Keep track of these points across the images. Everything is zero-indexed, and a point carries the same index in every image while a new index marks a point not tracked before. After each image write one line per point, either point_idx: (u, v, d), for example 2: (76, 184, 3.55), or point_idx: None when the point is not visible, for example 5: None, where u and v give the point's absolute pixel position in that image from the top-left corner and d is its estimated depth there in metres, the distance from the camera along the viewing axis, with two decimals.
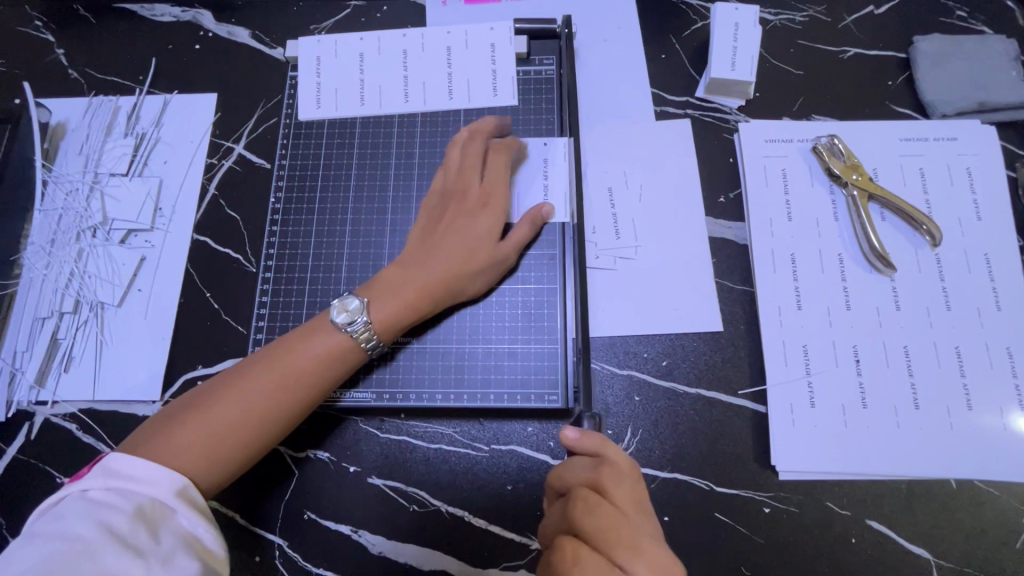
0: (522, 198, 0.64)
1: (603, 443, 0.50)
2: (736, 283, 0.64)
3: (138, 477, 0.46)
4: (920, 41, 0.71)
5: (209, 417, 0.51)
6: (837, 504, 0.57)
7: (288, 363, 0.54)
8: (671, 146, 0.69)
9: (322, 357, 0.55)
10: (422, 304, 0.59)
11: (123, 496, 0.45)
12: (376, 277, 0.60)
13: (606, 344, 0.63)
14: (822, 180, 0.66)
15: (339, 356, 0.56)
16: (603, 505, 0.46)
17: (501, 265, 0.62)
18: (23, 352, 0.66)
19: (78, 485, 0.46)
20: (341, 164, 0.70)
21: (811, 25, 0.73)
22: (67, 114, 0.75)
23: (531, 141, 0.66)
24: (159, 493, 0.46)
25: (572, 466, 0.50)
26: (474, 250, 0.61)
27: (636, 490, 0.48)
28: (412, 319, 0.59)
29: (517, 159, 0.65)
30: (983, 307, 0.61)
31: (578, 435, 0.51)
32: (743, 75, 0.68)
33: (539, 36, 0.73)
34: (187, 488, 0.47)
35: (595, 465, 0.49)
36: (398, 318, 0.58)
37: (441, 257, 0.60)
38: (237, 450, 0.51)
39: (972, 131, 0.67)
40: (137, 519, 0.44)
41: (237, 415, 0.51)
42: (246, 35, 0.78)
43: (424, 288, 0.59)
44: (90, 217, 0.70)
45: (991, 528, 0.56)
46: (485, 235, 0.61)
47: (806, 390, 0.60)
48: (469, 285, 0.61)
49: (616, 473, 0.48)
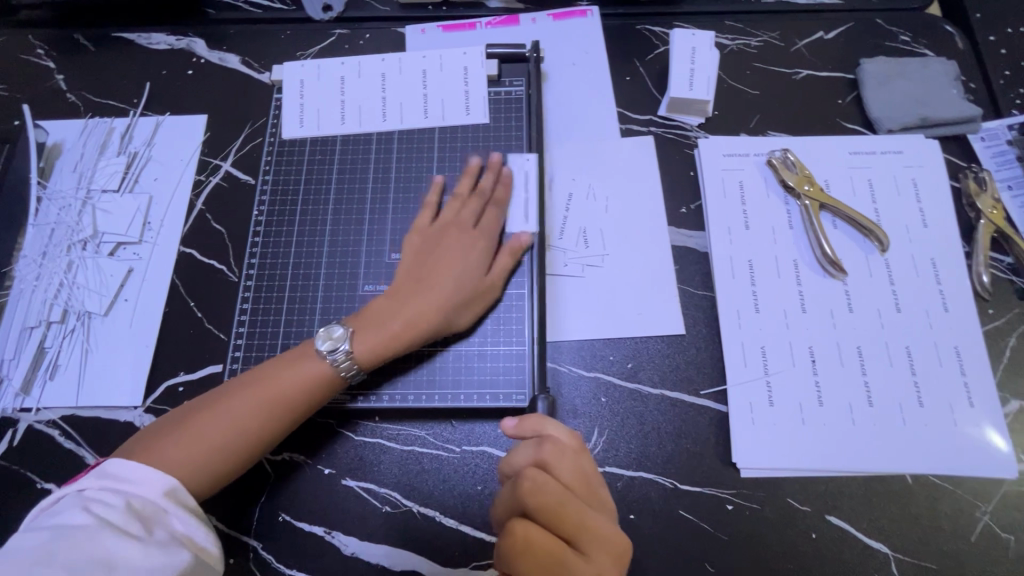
0: (497, 229, 0.67)
1: (543, 423, 0.53)
2: (698, 288, 0.67)
3: (130, 479, 0.49)
4: (866, 62, 0.75)
5: (202, 427, 0.53)
6: (798, 500, 0.59)
7: (277, 384, 0.56)
8: (635, 161, 0.73)
9: (311, 381, 0.57)
10: (406, 335, 0.60)
11: (118, 493, 0.48)
12: (365, 309, 0.62)
13: (574, 347, 0.66)
14: (777, 191, 0.70)
15: (324, 381, 0.58)
16: (552, 483, 0.48)
17: (485, 296, 0.65)
18: (10, 360, 0.69)
19: (74, 486, 0.49)
20: (322, 178, 0.74)
21: (765, 49, 0.78)
22: (63, 135, 0.79)
23: (491, 171, 0.69)
24: (150, 491, 0.49)
25: (517, 451, 0.52)
26: (460, 286, 0.63)
27: (579, 462, 0.51)
28: (396, 350, 0.60)
29: (484, 190, 0.68)
30: (931, 308, 0.64)
31: (516, 423, 0.54)
32: (701, 94, 0.73)
33: (510, 60, 0.77)
34: (177, 490, 0.50)
35: (538, 443, 0.51)
36: (382, 348, 0.60)
37: (423, 290, 0.62)
38: (227, 461, 0.54)
39: (916, 145, 0.71)
40: (132, 514, 0.46)
41: (227, 427, 0.54)
42: (236, 61, 0.82)
43: (408, 320, 0.61)
44: (81, 231, 0.73)
45: (947, 521, 0.58)
46: (468, 266, 0.64)
47: (765, 389, 0.62)
48: (453, 316, 0.63)
49: (558, 450, 0.51)
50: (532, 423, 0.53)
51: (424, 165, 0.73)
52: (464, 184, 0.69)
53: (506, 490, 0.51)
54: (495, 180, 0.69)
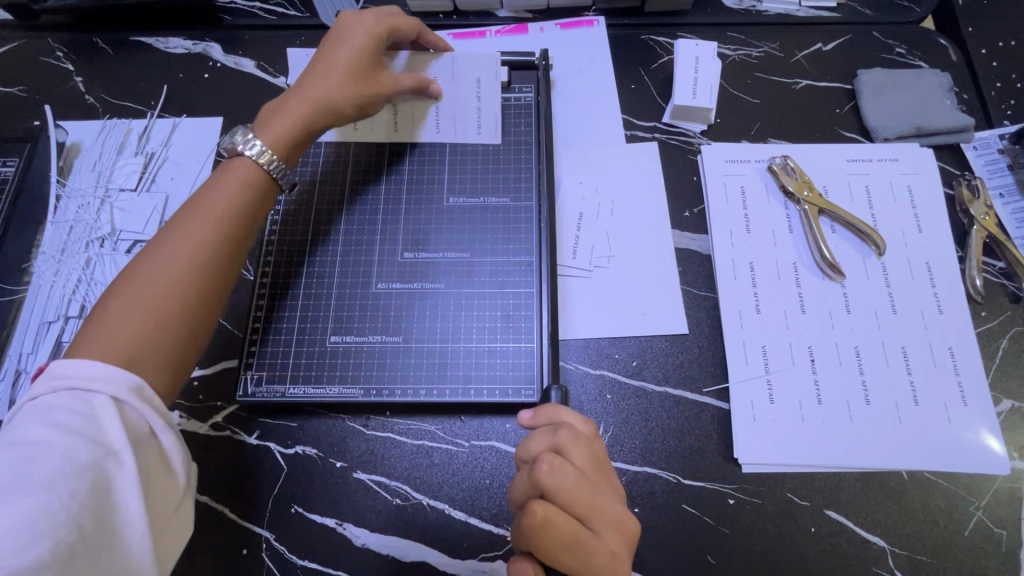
0: (387, 84, 0.69)
1: (556, 411, 0.55)
2: (701, 289, 0.69)
3: (80, 376, 0.46)
4: (863, 74, 0.78)
5: (135, 274, 0.52)
6: (797, 495, 0.61)
7: (212, 204, 0.57)
8: (640, 166, 0.75)
9: (243, 176, 0.59)
10: (300, 110, 0.64)
11: (74, 398, 0.45)
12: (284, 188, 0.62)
13: (580, 346, 0.68)
14: (777, 197, 0.72)
15: (253, 180, 0.60)
16: (569, 468, 0.50)
17: (359, 97, 0.67)
18: (28, 354, 0.70)
19: (28, 393, 0.46)
20: (336, 180, 0.75)
21: (766, 59, 0.81)
22: (82, 135, 0.81)
23: (414, 77, 0.71)
24: (110, 389, 0.46)
25: (534, 438, 0.53)
26: (332, 83, 0.65)
27: (591, 448, 0.52)
28: (293, 126, 0.63)
29: (418, 78, 0.72)
30: (926, 310, 0.66)
31: (532, 414, 0.55)
32: (704, 102, 0.75)
33: (519, 67, 0.80)
34: (142, 388, 0.47)
35: (553, 430, 0.53)
36: (281, 124, 0.63)
37: (301, 84, 0.65)
38: (166, 286, 0.52)
39: (912, 153, 0.73)
40: (94, 417, 0.44)
41: (165, 258, 0.53)
42: (251, 66, 0.85)
43: (305, 98, 0.64)
44: (99, 228, 0.75)
45: (942, 516, 0.60)
46: (345, 69, 0.66)
47: (765, 387, 0.64)
48: (333, 97, 0.65)
49: (574, 436, 0.52)
50: (546, 414, 0.55)
51: (436, 168, 0.75)
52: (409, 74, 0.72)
53: (522, 474, 0.52)
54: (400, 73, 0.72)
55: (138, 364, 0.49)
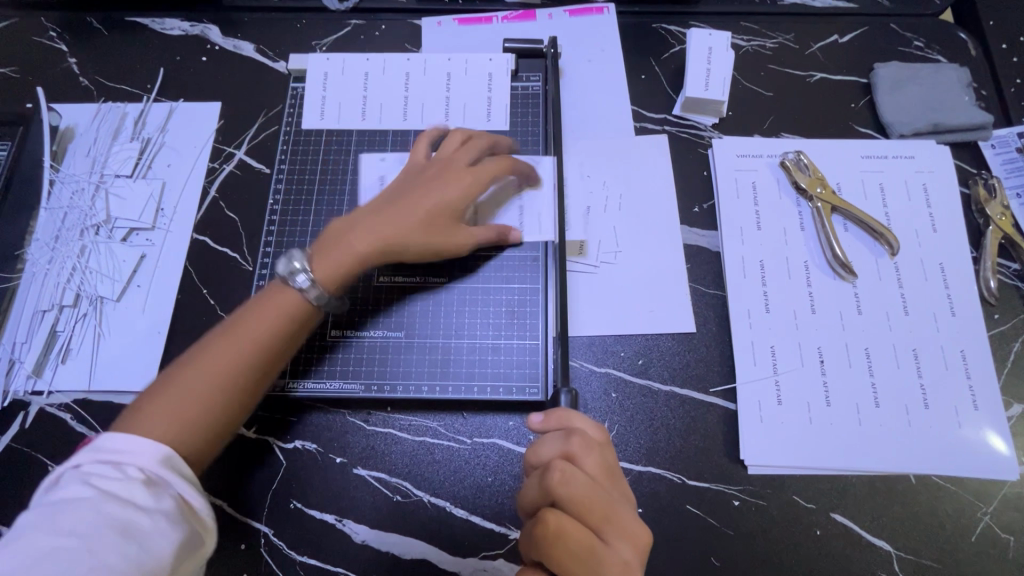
0: (493, 174, 0.66)
1: (567, 417, 0.53)
2: (709, 287, 0.68)
3: (123, 450, 0.45)
4: (880, 67, 0.76)
5: (170, 390, 0.50)
6: (803, 497, 0.60)
7: (252, 317, 0.54)
8: (649, 159, 0.73)
9: (286, 305, 0.56)
10: (358, 251, 0.60)
11: (114, 467, 0.44)
12: (328, 234, 0.61)
13: (585, 343, 0.66)
14: (790, 193, 0.71)
15: (298, 309, 0.56)
16: (580, 476, 0.49)
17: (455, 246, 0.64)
18: (22, 343, 0.69)
19: (70, 463, 0.45)
20: (338, 169, 0.74)
21: (780, 51, 0.79)
22: (77, 118, 0.79)
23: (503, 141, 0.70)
24: (146, 463, 0.45)
25: (544, 443, 0.52)
26: (434, 214, 0.63)
27: (604, 456, 0.51)
28: (347, 261, 0.59)
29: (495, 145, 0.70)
30: (938, 311, 0.65)
31: (543, 418, 0.54)
32: (716, 94, 0.73)
33: (527, 55, 0.78)
34: (172, 457, 0.47)
35: (564, 436, 0.52)
36: (334, 255, 0.59)
37: (400, 211, 0.62)
38: (213, 402, 0.50)
39: (928, 150, 0.72)
40: (131, 483, 0.44)
41: (203, 374, 0.51)
42: (251, 49, 0.82)
43: (364, 234, 0.61)
44: (94, 215, 0.73)
45: (948, 521, 0.59)
46: (446, 201, 0.63)
47: (773, 388, 0.63)
48: (410, 245, 0.62)
49: (586, 443, 0.51)
50: (557, 419, 0.54)
51: None
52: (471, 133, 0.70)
53: (532, 481, 0.51)
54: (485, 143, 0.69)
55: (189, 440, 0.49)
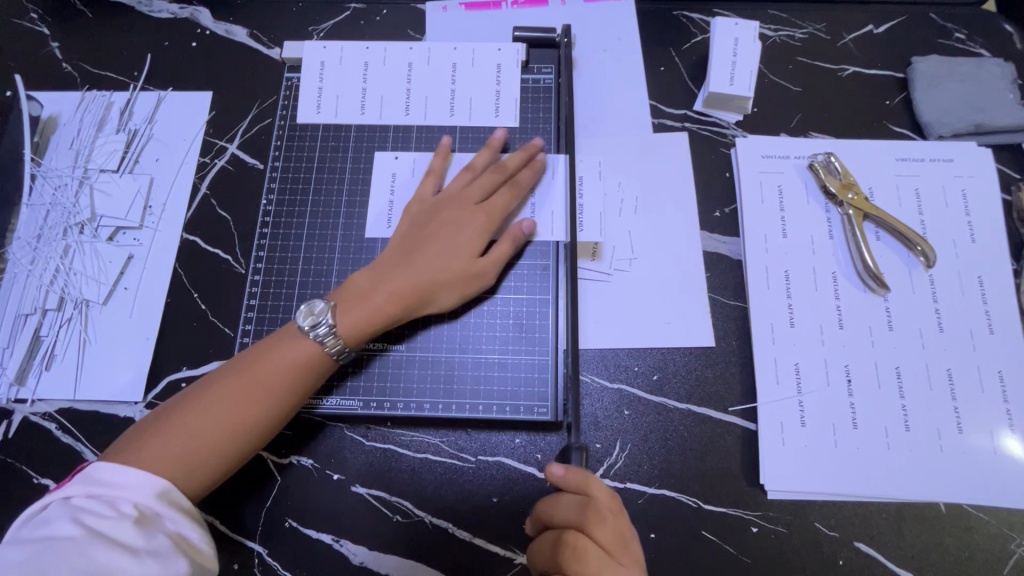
0: (505, 212, 0.63)
1: (587, 480, 0.49)
2: (729, 298, 0.64)
3: (118, 485, 0.46)
4: (919, 61, 0.71)
5: (178, 431, 0.50)
6: (826, 525, 0.57)
7: (267, 364, 0.53)
8: (667, 159, 0.69)
9: (304, 359, 0.54)
10: (391, 309, 0.57)
11: (106, 502, 0.45)
12: (347, 284, 0.59)
13: (597, 356, 0.63)
14: (818, 198, 0.66)
15: (314, 363, 0.55)
16: (590, 550, 0.47)
17: (480, 279, 0.61)
18: (4, 348, 0.65)
19: (60, 493, 0.46)
20: (336, 166, 0.69)
21: (810, 42, 0.73)
22: (59, 108, 0.74)
23: (523, 151, 0.65)
24: (139, 497, 0.46)
25: (559, 505, 0.50)
26: (454, 262, 0.60)
27: (617, 523, 0.49)
28: (381, 324, 0.57)
29: (504, 168, 0.64)
30: (975, 328, 0.61)
31: (563, 473, 0.49)
32: (741, 89, 0.68)
33: (539, 45, 0.72)
34: (167, 492, 0.47)
35: (582, 506, 0.49)
36: (367, 322, 0.56)
37: (419, 265, 0.59)
38: (219, 450, 0.51)
39: (968, 153, 0.67)
40: (122, 520, 0.44)
41: (213, 422, 0.51)
42: (244, 35, 0.77)
43: (395, 293, 0.58)
44: (78, 213, 0.69)
45: (979, 552, 0.56)
46: (465, 247, 0.61)
47: (797, 408, 0.59)
48: (443, 294, 0.60)
49: (600, 514, 0.48)
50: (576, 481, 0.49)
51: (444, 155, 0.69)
52: (477, 158, 0.66)
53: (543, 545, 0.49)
54: (517, 161, 0.65)
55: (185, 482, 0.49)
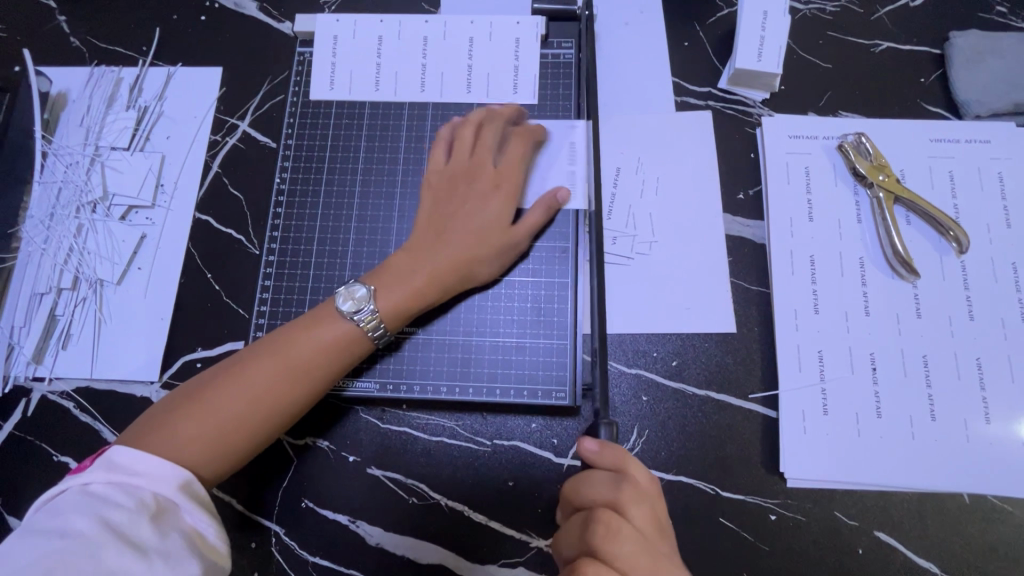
0: (529, 178, 0.62)
1: (624, 458, 0.49)
2: (752, 283, 0.62)
3: (142, 474, 0.45)
4: (957, 36, 0.68)
5: (211, 413, 0.49)
6: (846, 514, 0.56)
7: (299, 349, 0.53)
8: (690, 139, 0.66)
9: (334, 345, 0.54)
10: (431, 291, 0.57)
11: (125, 491, 0.44)
12: (382, 265, 0.58)
13: (616, 341, 0.61)
14: (847, 180, 0.64)
15: (347, 348, 0.54)
16: (625, 528, 0.45)
17: (515, 248, 0.60)
18: (20, 327, 0.65)
19: (77, 479, 0.44)
20: (350, 144, 0.68)
21: (842, 16, 0.70)
22: (68, 84, 0.73)
23: (534, 118, 0.63)
24: (161, 488, 0.45)
25: (592, 481, 0.49)
26: (487, 236, 0.59)
27: (653, 510, 0.48)
28: (422, 306, 0.57)
29: (522, 137, 0.63)
30: (1008, 318, 0.59)
31: (598, 449, 0.50)
32: (770, 66, 0.65)
33: (559, 18, 0.70)
34: (190, 484, 0.46)
35: (617, 482, 0.48)
36: (407, 305, 0.56)
37: (452, 244, 0.58)
38: (254, 429, 0.50)
39: (1006, 134, 0.64)
40: (140, 513, 0.43)
41: (245, 404, 0.50)
42: (254, 8, 0.75)
43: (432, 274, 0.57)
44: (90, 192, 0.69)
45: (1003, 544, 0.55)
46: (497, 220, 0.59)
47: (819, 397, 0.58)
48: (482, 270, 0.59)
49: (636, 492, 0.48)
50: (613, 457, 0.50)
51: None
52: (486, 124, 0.63)
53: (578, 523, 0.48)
54: (533, 131, 0.63)
55: (216, 466, 0.49)
